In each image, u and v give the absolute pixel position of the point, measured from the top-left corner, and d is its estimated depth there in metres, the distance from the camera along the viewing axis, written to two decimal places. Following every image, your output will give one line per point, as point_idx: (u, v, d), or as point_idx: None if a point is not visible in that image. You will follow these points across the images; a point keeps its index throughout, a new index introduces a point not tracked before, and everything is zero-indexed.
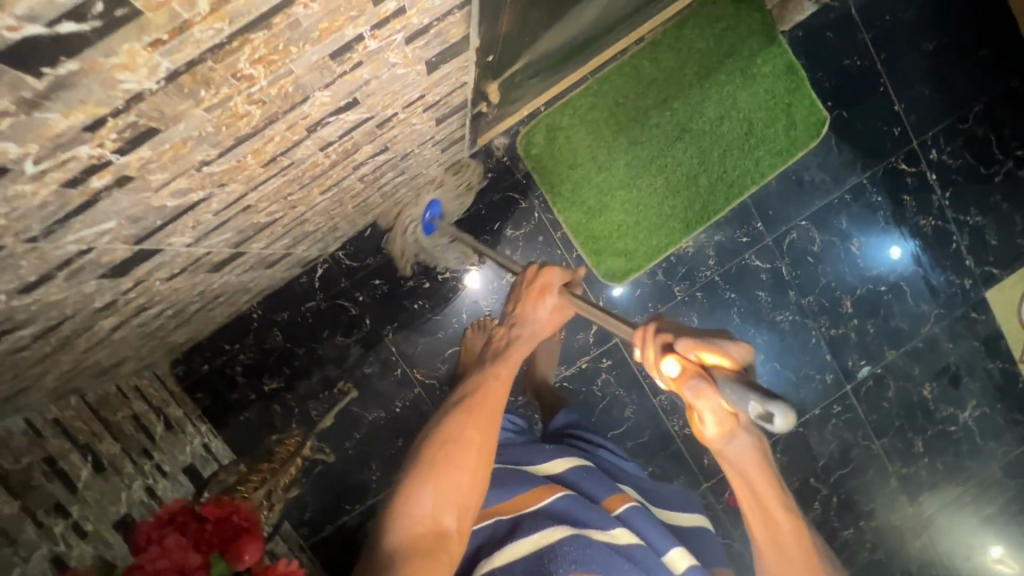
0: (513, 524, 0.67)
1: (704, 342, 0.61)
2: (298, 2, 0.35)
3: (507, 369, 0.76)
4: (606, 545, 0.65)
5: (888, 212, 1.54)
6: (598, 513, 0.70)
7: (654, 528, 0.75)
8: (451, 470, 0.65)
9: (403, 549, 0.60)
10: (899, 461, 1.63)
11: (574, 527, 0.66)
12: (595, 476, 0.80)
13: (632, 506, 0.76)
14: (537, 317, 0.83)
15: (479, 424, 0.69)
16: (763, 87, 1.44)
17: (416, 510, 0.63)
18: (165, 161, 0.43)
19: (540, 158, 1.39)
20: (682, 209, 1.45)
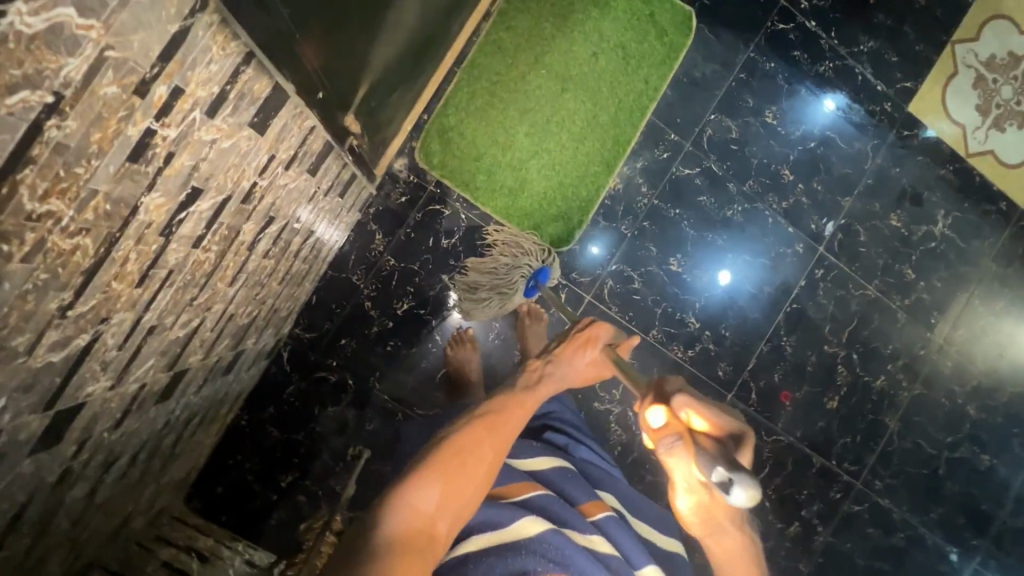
0: (497, 503, 0.77)
1: (700, 408, 0.80)
2: (48, 126, 0.35)
3: (529, 407, 0.85)
4: (583, 547, 0.77)
5: (786, 73, 1.55)
6: (579, 519, 0.83)
7: (628, 539, 0.88)
8: (462, 479, 0.70)
9: (397, 539, 0.62)
10: (899, 295, 1.63)
11: (555, 526, 0.78)
12: (579, 482, 0.92)
13: (608, 515, 0.88)
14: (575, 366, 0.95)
15: (496, 447, 0.76)
16: (620, 9, 1.45)
17: (421, 506, 0.66)
18: (17, 323, 0.43)
19: (444, 163, 1.39)
20: (597, 153, 1.46)
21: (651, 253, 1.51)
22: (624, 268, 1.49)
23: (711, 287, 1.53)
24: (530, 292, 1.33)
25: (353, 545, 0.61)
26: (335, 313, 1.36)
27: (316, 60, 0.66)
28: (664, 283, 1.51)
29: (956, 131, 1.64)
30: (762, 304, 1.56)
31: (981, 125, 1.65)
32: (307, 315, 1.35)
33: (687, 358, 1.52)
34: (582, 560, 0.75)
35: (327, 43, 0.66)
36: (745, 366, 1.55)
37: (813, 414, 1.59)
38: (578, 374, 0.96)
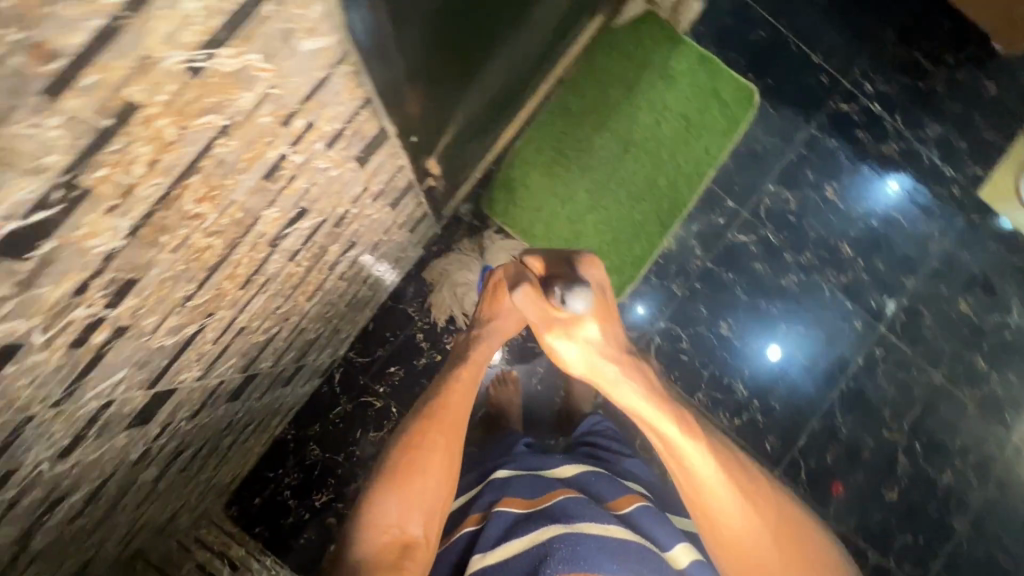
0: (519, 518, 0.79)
1: (537, 256, 0.88)
2: (218, 144, 0.44)
3: (466, 383, 0.92)
4: (597, 541, 0.72)
5: (848, 152, 1.57)
6: (598, 511, 0.79)
7: (662, 528, 0.83)
8: (415, 481, 0.81)
9: (371, 554, 0.75)
10: (969, 385, 1.54)
11: (568, 526, 0.75)
12: (606, 482, 0.91)
13: (639, 507, 0.84)
14: (500, 315, 0.99)
15: (443, 434, 0.85)
16: (684, 83, 1.54)
17: (384, 521, 0.78)
18: (152, 305, 0.51)
19: (506, 210, 1.47)
20: (653, 211, 1.51)
21: (702, 314, 1.50)
22: (672, 327, 1.49)
23: (762, 354, 1.50)
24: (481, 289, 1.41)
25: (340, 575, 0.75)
26: (388, 341, 1.42)
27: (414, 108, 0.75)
28: (712, 346, 1.50)
29: None
30: (816, 379, 1.51)
31: None
32: (362, 340, 1.41)
33: (732, 425, 1.48)
34: (601, 556, 0.70)
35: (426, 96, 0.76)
36: (795, 441, 1.48)
37: (869, 502, 1.48)
38: (504, 320, 0.99)
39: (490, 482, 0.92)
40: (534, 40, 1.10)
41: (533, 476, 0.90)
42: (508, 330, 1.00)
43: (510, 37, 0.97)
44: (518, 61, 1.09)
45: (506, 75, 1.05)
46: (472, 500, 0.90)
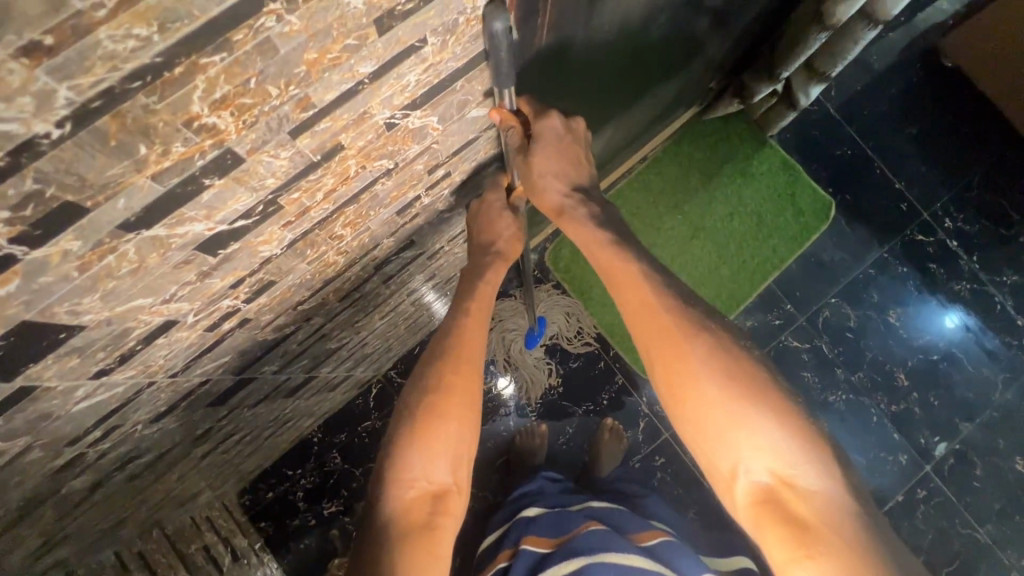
0: (546, 555, 0.77)
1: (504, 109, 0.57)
2: (379, 182, 0.49)
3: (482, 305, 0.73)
4: (616, 573, 0.70)
5: (918, 281, 1.56)
6: (618, 542, 0.76)
7: (688, 558, 0.77)
8: (438, 425, 0.66)
9: (398, 514, 0.62)
10: (1016, 552, 1.43)
11: (589, 558, 0.72)
12: (628, 516, 0.87)
13: (663, 541, 0.80)
14: (500, 232, 0.75)
15: (461, 369, 0.69)
16: (763, 183, 1.58)
17: (406, 475, 0.64)
18: (273, 304, 0.55)
19: (568, 268, 1.51)
20: (710, 300, 1.52)
21: None
22: None
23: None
24: (531, 342, 1.43)
25: (365, 536, 0.62)
26: None
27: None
28: None
29: None
30: None
31: None
32: (405, 361, 1.45)
33: None
34: None
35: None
36: None
37: None
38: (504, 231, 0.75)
39: (517, 520, 0.91)
40: (635, 123, 1.16)
41: (560, 513, 0.87)
42: (513, 255, 0.76)
43: (617, 118, 1.04)
44: (617, 138, 1.16)
45: (604, 149, 1.12)
46: (501, 537, 0.91)
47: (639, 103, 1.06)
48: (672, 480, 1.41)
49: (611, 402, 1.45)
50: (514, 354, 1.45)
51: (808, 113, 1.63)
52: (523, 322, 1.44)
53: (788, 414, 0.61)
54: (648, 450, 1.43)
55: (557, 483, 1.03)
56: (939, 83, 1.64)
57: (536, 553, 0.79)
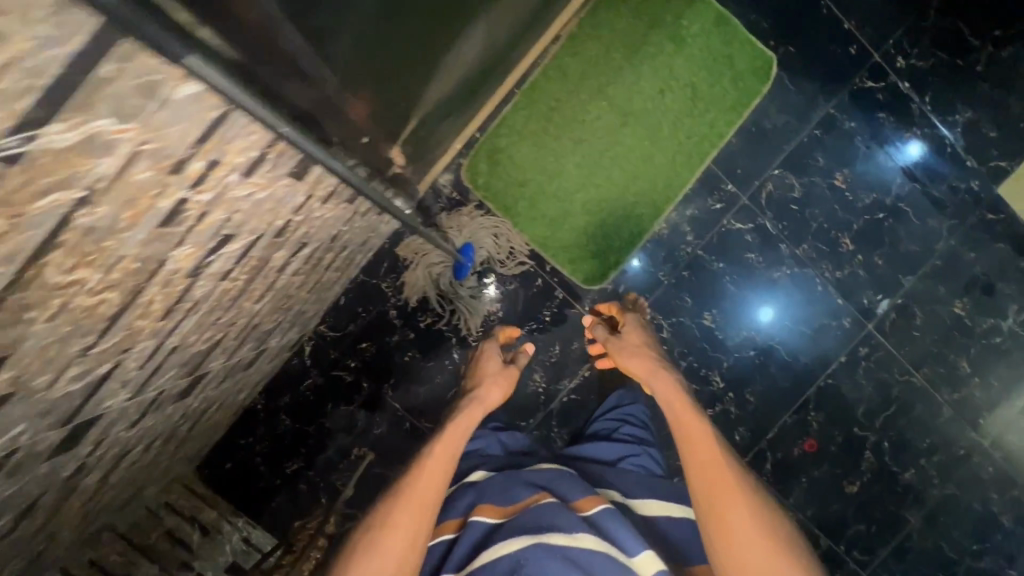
0: (497, 528, 0.84)
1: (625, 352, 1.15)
2: (79, 214, 0.36)
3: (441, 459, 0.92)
4: (558, 553, 0.76)
5: (866, 135, 1.44)
6: (565, 517, 0.81)
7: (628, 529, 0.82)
8: (380, 554, 0.80)
9: None
10: (948, 388, 1.52)
11: (538, 537, 0.78)
12: (573, 483, 0.91)
13: (603, 508, 0.85)
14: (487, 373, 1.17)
15: (413, 507, 0.85)
16: (697, 47, 1.37)
17: None
18: (37, 368, 0.45)
19: (488, 187, 1.36)
20: (647, 195, 1.40)
21: (686, 304, 1.45)
22: (654, 316, 1.44)
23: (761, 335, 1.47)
24: (462, 272, 1.35)
25: None
26: (359, 316, 1.38)
27: (341, 91, 0.61)
28: (695, 336, 1.46)
29: None
30: (793, 375, 1.49)
31: None
32: (333, 314, 1.37)
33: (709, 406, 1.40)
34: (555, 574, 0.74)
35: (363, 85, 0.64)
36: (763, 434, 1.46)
37: None
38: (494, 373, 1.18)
39: (464, 485, 0.96)
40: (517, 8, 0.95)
41: (506, 480, 0.93)
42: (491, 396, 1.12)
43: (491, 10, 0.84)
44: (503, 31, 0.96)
45: (484, 50, 0.91)
46: (447, 503, 0.95)
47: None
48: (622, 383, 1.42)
49: (553, 318, 1.41)
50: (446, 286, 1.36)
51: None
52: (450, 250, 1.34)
53: (790, 542, 0.82)
54: (596, 358, 1.42)
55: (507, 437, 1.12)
56: None
57: (486, 524, 0.85)
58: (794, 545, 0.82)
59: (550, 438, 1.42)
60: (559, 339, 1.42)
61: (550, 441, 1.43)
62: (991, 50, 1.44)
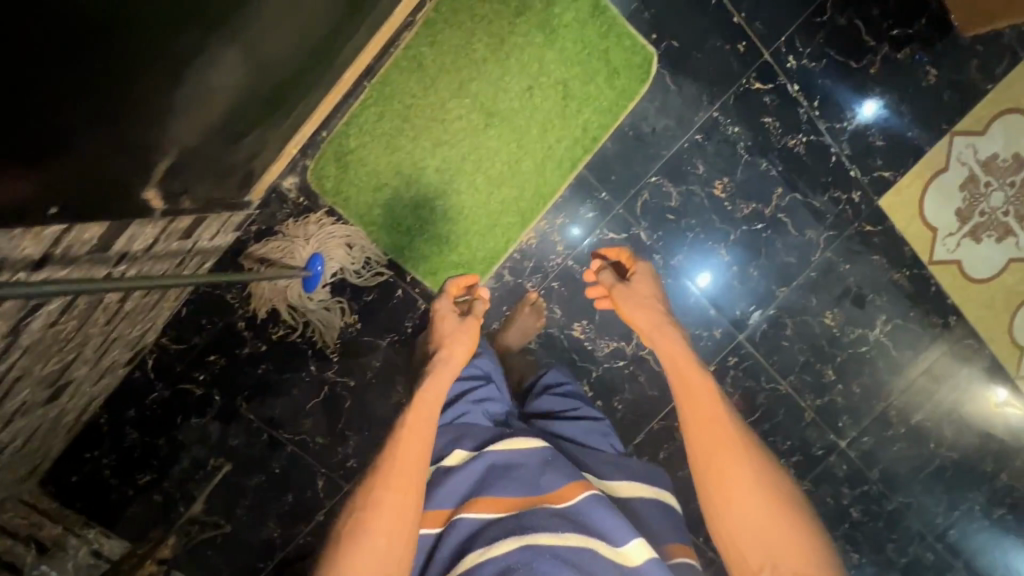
0: (487, 525, 0.80)
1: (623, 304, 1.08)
2: None
3: (412, 435, 0.87)
4: (548, 554, 0.75)
5: (749, 142, 1.36)
6: (552, 518, 0.79)
7: (615, 518, 0.80)
8: (364, 541, 0.77)
9: None
10: (812, 395, 1.56)
11: (525, 539, 0.77)
12: (552, 468, 0.86)
13: (589, 496, 0.82)
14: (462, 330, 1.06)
15: (396, 488, 0.82)
16: (569, 39, 1.24)
17: None
18: None
19: (336, 194, 1.25)
20: (513, 203, 1.31)
21: (556, 315, 1.41)
22: None
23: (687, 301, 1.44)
24: (310, 285, 1.27)
25: None
26: (204, 328, 1.31)
27: None
28: (565, 347, 1.42)
29: (925, 234, 1.47)
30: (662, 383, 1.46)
31: (955, 232, 1.48)
32: (175, 326, 1.31)
33: None
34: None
35: (18, 165, 0.51)
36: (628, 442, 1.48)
37: (693, 496, 1.47)
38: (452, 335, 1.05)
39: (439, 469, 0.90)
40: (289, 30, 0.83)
41: (488, 467, 0.87)
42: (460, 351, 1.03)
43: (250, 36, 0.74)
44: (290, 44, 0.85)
45: (247, 84, 0.80)
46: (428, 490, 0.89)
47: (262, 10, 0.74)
48: None
49: (415, 330, 1.35)
50: (295, 299, 1.29)
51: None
52: (296, 262, 1.25)
53: (791, 506, 0.82)
54: None
55: (489, 392, 1.05)
56: None
57: (474, 521, 0.81)
58: (799, 516, 0.81)
59: None
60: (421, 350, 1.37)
61: None
62: (887, 51, 1.35)
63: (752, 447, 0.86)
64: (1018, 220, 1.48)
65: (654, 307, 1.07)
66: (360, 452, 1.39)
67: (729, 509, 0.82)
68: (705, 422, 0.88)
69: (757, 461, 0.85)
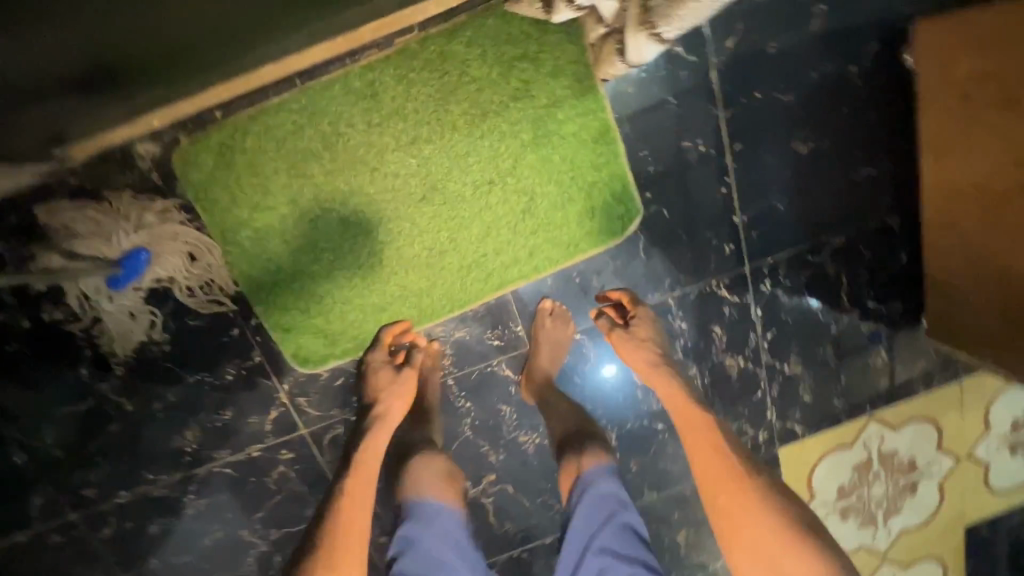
0: None
1: (614, 341, 1.07)
2: None
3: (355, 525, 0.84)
4: None
5: (688, 342, 1.22)
6: None
7: None
8: None
9: None
10: None
11: None
12: None
13: None
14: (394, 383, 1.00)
15: None
16: (558, 153, 1.03)
17: None
18: None
19: (202, 191, 0.97)
20: (412, 295, 1.07)
21: None
22: None
23: (602, 404, 1.23)
24: (117, 283, 0.97)
25: None
26: None
27: None
28: None
29: (803, 496, 1.41)
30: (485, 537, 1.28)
31: (829, 503, 1.42)
32: None
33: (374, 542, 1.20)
34: None
35: None
36: None
37: None
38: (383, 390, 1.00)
39: None
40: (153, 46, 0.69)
41: None
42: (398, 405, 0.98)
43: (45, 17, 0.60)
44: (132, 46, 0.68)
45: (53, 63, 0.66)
46: None
47: (100, 2, 0.60)
48: (293, 477, 1.17)
49: (235, 381, 1.09)
50: (89, 288, 0.97)
51: (671, 65, 1.04)
52: (103, 248, 0.94)
53: (808, 541, 0.81)
54: (273, 442, 1.14)
55: None
56: (868, 92, 1.10)
57: None
58: (813, 545, 0.80)
59: (177, 504, 1.16)
60: (234, 404, 1.11)
61: (177, 504, 1.16)
62: (853, 316, 1.27)
63: (766, 491, 0.86)
64: (886, 518, 1.46)
65: (649, 357, 1.05)
66: (108, 484, 1.12)
67: (759, 568, 0.82)
68: (722, 484, 0.87)
69: (776, 510, 0.83)
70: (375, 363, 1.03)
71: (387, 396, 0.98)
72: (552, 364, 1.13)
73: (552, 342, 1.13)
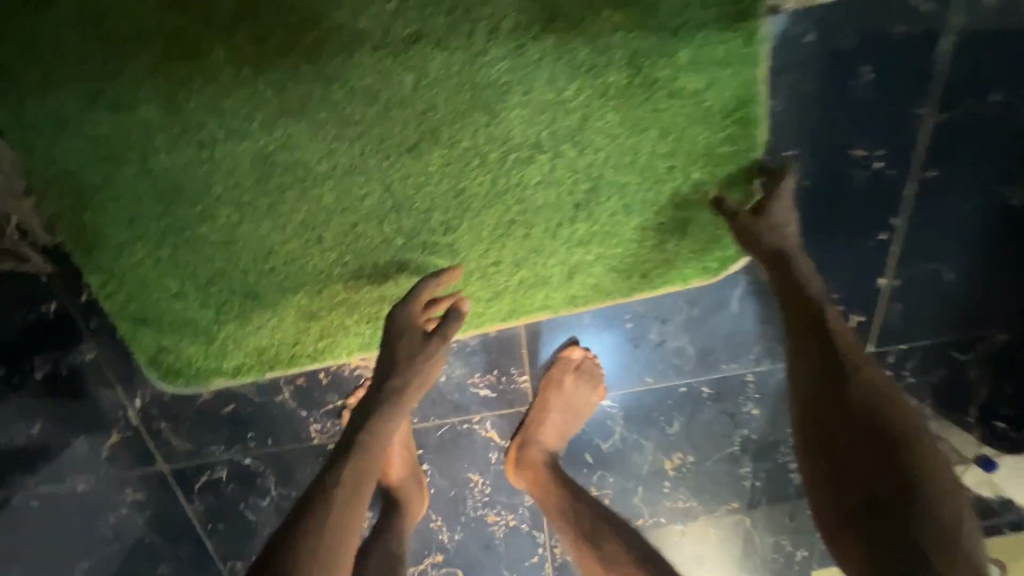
0: None
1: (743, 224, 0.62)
2: None
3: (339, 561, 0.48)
4: None
5: (752, 432, 0.85)
6: None
7: None
8: None
9: None
10: None
11: None
12: None
13: None
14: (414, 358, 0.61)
15: None
16: (654, 120, 0.62)
17: None
18: None
19: (24, 49, 0.55)
20: (364, 299, 0.66)
21: None
22: (263, 476, 0.76)
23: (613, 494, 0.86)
24: None
25: None
26: None
27: None
28: None
29: None
30: None
31: None
32: None
33: None
34: None
35: None
36: None
37: None
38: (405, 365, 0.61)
39: None
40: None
41: None
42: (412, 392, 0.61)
43: None
44: None
45: None
46: None
47: None
48: (140, 524, 0.78)
49: (46, 383, 0.66)
50: None
51: (865, 17, 0.62)
52: None
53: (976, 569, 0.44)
54: (111, 475, 0.74)
55: None
56: None
57: None
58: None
59: None
60: (45, 415, 0.68)
61: None
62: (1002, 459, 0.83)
63: (863, 387, 0.53)
64: None
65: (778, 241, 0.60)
66: None
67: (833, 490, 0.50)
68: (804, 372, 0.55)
69: (875, 411, 0.52)
70: (403, 322, 0.62)
71: (409, 368, 0.61)
72: (563, 439, 0.75)
73: (570, 409, 0.74)
